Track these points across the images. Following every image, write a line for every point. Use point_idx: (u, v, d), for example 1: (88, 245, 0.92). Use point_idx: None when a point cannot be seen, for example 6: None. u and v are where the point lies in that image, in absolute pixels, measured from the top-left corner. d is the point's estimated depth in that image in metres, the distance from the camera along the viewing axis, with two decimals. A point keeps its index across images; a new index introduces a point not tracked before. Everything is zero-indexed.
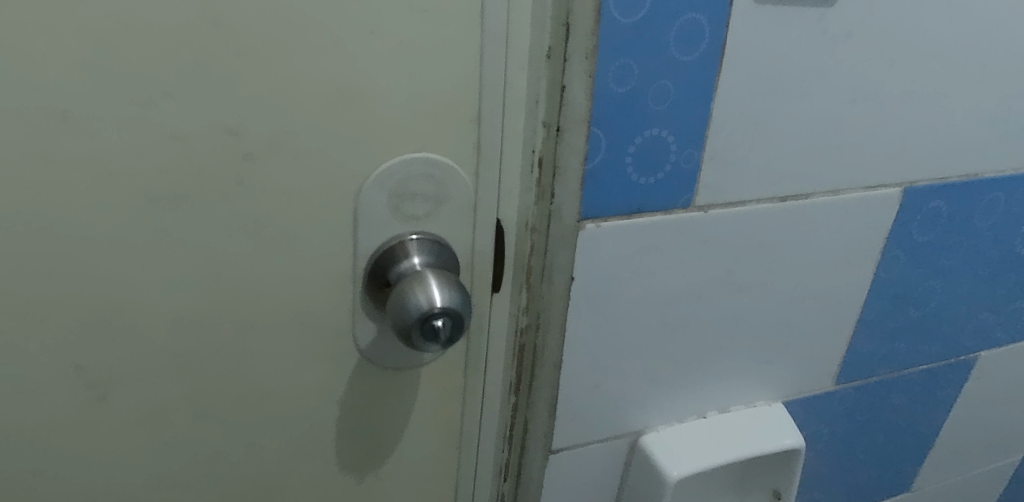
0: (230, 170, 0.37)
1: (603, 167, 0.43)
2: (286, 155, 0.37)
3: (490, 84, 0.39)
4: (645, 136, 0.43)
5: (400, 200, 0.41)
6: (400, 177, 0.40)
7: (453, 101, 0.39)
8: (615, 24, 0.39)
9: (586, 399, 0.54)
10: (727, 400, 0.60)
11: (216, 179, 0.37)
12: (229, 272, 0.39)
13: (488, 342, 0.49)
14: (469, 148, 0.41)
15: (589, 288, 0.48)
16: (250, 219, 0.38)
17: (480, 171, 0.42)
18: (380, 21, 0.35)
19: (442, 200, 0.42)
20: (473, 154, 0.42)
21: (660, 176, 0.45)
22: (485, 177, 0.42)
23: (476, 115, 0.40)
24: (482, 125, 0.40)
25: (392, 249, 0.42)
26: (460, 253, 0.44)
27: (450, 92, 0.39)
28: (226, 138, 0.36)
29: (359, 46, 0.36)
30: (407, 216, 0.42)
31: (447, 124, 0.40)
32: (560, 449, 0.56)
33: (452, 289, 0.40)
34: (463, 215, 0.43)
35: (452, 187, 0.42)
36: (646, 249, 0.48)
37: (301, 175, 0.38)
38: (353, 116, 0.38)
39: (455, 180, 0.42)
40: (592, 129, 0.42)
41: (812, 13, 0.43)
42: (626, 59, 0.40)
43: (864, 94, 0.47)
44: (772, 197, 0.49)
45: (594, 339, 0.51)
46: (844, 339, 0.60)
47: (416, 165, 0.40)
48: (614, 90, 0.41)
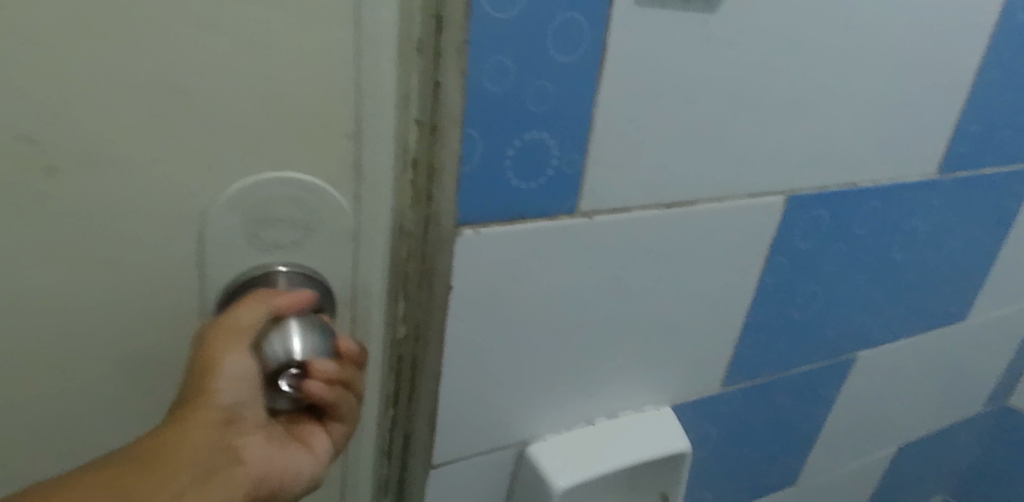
0: (32, 186, 0.32)
1: (480, 169, 0.40)
2: (115, 170, 0.33)
3: (368, 91, 0.37)
4: (525, 138, 0.40)
5: (256, 224, 0.37)
6: (259, 198, 0.37)
7: (316, 109, 0.36)
8: (488, 19, 0.36)
9: (468, 412, 0.51)
10: (615, 405, 0.59)
11: (27, 193, 0.32)
12: (40, 301, 0.35)
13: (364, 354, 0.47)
14: (346, 168, 0.39)
15: (470, 298, 0.45)
16: (75, 242, 0.34)
17: (356, 196, 0.40)
18: (224, 19, 0.32)
19: (312, 229, 0.39)
20: (350, 173, 0.39)
21: (541, 181, 0.43)
22: (361, 201, 0.40)
23: (352, 130, 0.38)
24: (360, 141, 0.38)
25: (256, 281, 0.39)
26: (332, 284, 0.42)
27: (312, 97, 0.36)
28: (23, 147, 0.31)
29: (200, 47, 0.32)
30: (270, 244, 0.39)
31: (315, 139, 0.37)
32: (442, 463, 0.53)
33: (313, 333, 0.37)
34: (336, 240, 0.40)
35: (321, 211, 0.39)
36: (529, 256, 0.46)
37: (136, 190, 0.34)
38: (185, 126, 0.34)
39: (324, 203, 0.39)
40: (467, 129, 0.39)
41: (694, 19, 0.42)
42: (502, 56, 0.37)
43: (747, 102, 0.47)
44: (657, 204, 0.48)
45: (476, 351, 0.48)
46: (730, 343, 0.61)
47: (279, 189, 0.37)
48: (489, 90, 0.38)
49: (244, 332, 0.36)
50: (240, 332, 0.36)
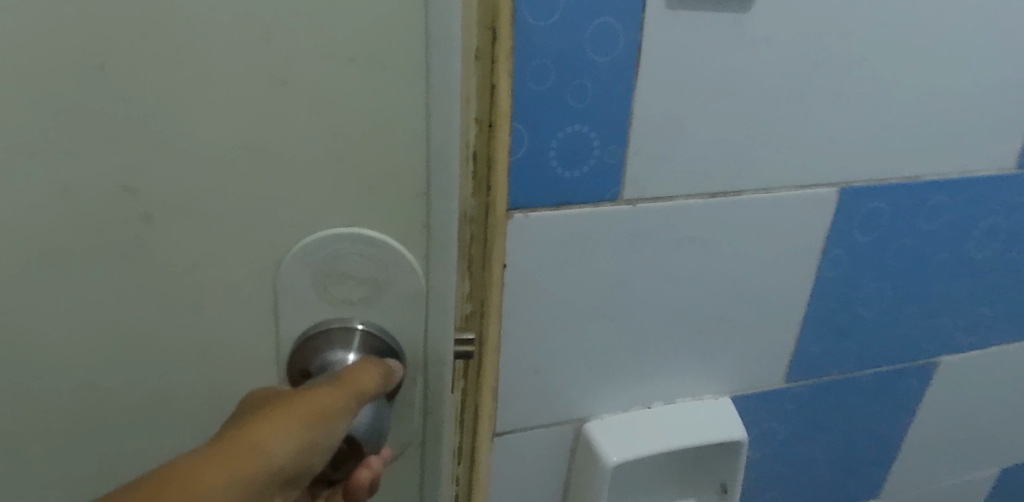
0: (131, 231, 0.34)
1: (526, 159, 0.46)
2: (192, 218, 0.35)
3: (441, 150, 0.35)
4: (567, 131, 0.46)
5: (328, 280, 0.37)
6: (329, 254, 0.37)
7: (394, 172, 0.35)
8: (529, 28, 0.42)
9: (526, 385, 0.56)
10: (671, 392, 0.62)
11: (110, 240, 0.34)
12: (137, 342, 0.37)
13: None
14: (417, 227, 0.37)
15: (521, 277, 0.51)
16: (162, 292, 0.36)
17: (430, 255, 0.38)
18: (291, 67, 0.32)
19: (381, 286, 0.38)
20: (421, 232, 0.37)
21: (584, 170, 0.47)
22: (436, 261, 0.38)
23: (424, 189, 0.36)
24: (431, 199, 0.36)
25: (330, 332, 0.39)
26: (408, 347, 0.40)
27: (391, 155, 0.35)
28: (122, 194, 0.33)
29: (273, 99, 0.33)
30: (343, 299, 0.39)
31: (387, 196, 0.36)
32: (505, 433, 0.58)
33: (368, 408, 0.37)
34: (409, 302, 0.39)
35: (393, 272, 0.38)
36: (576, 240, 0.50)
37: (211, 237, 0.35)
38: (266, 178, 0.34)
39: (397, 264, 0.37)
40: (515, 124, 0.44)
41: (727, 18, 0.45)
42: (541, 59, 0.43)
43: (789, 95, 0.49)
44: (701, 193, 0.51)
45: (530, 328, 0.53)
46: (790, 338, 0.62)
47: (349, 245, 0.37)
48: (533, 89, 0.43)
49: (330, 408, 0.35)
50: (321, 410, 0.35)
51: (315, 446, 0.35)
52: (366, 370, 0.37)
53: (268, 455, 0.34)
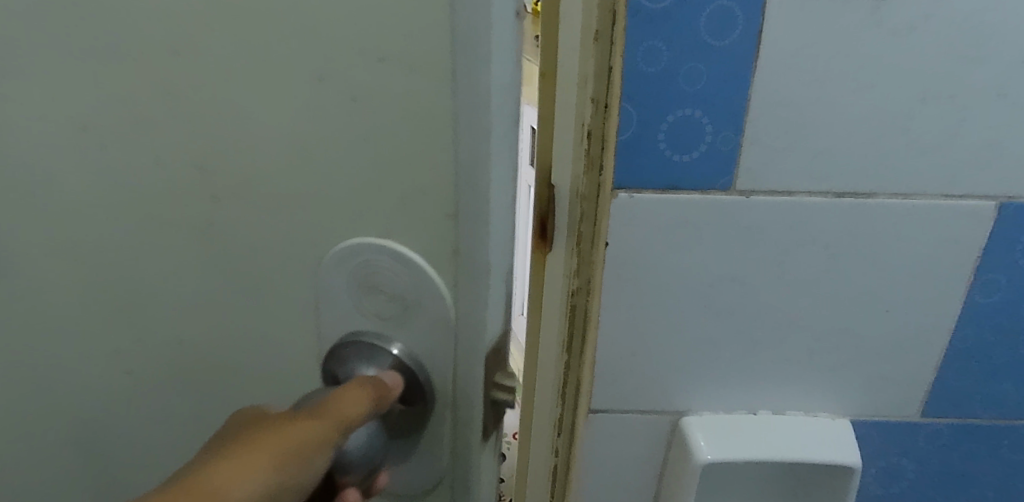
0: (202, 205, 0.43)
1: (634, 139, 0.47)
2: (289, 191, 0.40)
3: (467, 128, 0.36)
4: (678, 114, 0.46)
5: (367, 290, 0.43)
6: (365, 265, 0.42)
7: (427, 171, 0.38)
8: (643, 10, 0.43)
9: (623, 366, 0.57)
10: (783, 402, 0.59)
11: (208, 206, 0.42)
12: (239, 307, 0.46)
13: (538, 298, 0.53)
14: (447, 246, 0.39)
15: (624, 256, 0.52)
16: (144, 238, 0.46)
17: (458, 281, 0.40)
18: (332, 66, 0.36)
19: (410, 304, 0.42)
20: (450, 246, 0.39)
21: (694, 155, 0.48)
22: (463, 284, 0.40)
23: (453, 210, 0.38)
24: (459, 221, 0.38)
25: (369, 342, 0.44)
26: (433, 365, 0.44)
27: (427, 159, 0.37)
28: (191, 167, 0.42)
29: (305, 79, 0.37)
30: (377, 311, 0.44)
31: (416, 206, 0.39)
32: (600, 410, 0.60)
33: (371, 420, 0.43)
34: (435, 327, 0.42)
35: (427, 295, 0.41)
36: (682, 226, 0.50)
37: (295, 210, 0.41)
38: (324, 168, 0.39)
39: (425, 288, 0.41)
40: (624, 104, 0.46)
41: (862, 6, 0.43)
42: (653, 41, 0.44)
43: (935, 92, 0.45)
44: (824, 191, 0.49)
45: (631, 310, 0.54)
46: (929, 366, 0.56)
47: (378, 256, 0.41)
48: (644, 70, 0.45)
49: (323, 429, 0.41)
50: (303, 441, 0.41)
51: (305, 471, 0.42)
52: (351, 398, 0.42)
53: (231, 490, 0.40)
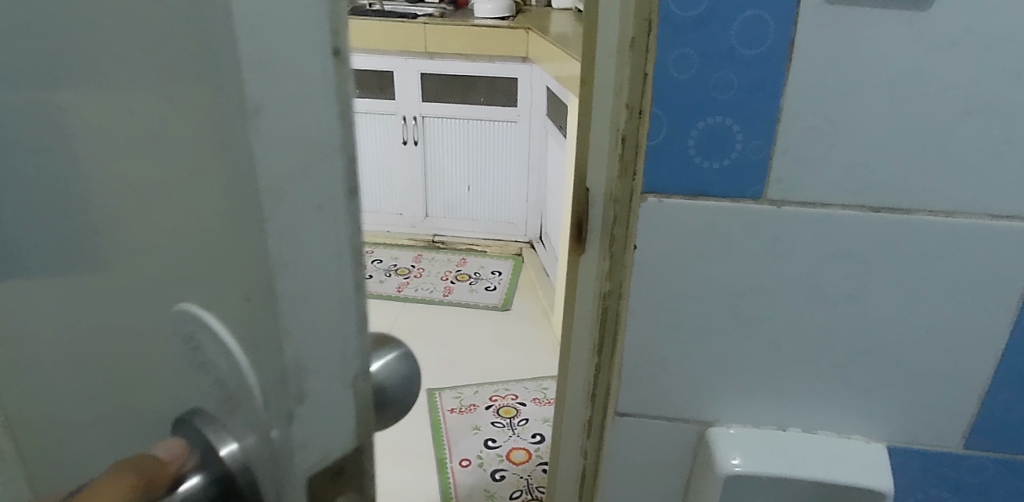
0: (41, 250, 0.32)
1: (664, 144, 0.48)
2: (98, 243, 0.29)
3: (253, 237, 0.20)
4: (707, 121, 0.47)
5: (189, 364, 0.27)
6: (183, 331, 0.26)
7: (223, 230, 0.22)
8: (674, 18, 0.44)
9: (650, 373, 0.57)
10: (814, 420, 0.57)
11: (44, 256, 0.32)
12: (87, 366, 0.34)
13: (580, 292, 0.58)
14: (248, 342, 0.23)
15: (652, 262, 0.52)
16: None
17: (265, 391, 0.23)
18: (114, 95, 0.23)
19: (225, 404, 0.26)
20: (253, 348, 0.23)
21: (724, 162, 0.48)
22: (273, 406, 0.23)
23: (250, 297, 0.22)
24: (259, 314, 0.22)
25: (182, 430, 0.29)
26: (248, 494, 0.27)
27: (213, 219, 0.22)
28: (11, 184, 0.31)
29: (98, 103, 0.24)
30: (201, 405, 0.28)
31: (225, 287, 0.23)
32: (626, 414, 0.60)
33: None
34: (248, 438, 0.25)
35: (236, 402, 0.25)
36: (711, 232, 0.51)
37: (118, 260, 0.28)
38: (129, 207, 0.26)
39: (230, 379, 0.25)
40: (654, 110, 0.47)
41: (900, 18, 0.43)
42: (685, 48, 0.45)
43: (977, 107, 0.45)
44: (859, 204, 0.48)
45: (656, 314, 0.54)
46: (972, 394, 0.54)
47: (199, 330, 0.25)
48: (675, 78, 0.46)
49: None
50: None
51: None
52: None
53: None
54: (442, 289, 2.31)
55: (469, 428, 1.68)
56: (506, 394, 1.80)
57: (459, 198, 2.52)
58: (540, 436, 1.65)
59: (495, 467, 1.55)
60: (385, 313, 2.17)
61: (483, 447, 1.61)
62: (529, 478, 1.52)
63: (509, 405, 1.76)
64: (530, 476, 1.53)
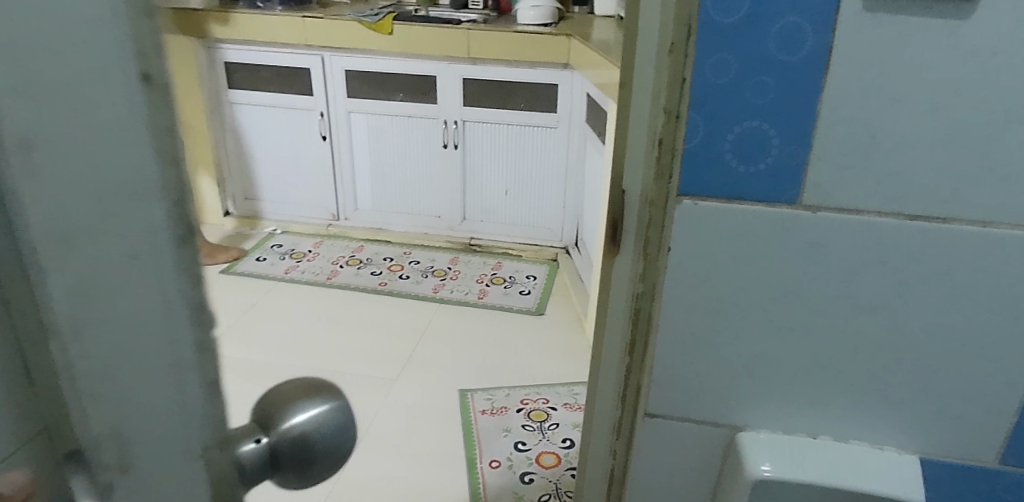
0: None
1: (700, 148, 0.49)
2: None
3: None
4: (744, 126, 0.48)
5: None
6: None
7: None
8: (714, 24, 0.45)
9: (681, 375, 0.58)
10: (845, 428, 0.57)
11: None
12: None
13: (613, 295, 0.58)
14: None
15: (686, 264, 0.53)
16: None
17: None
18: None
19: None
20: None
21: (760, 166, 0.49)
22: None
23: None
24: None
25: None
26: None
27: None
28: None
29: None
30: None
31: None
32: (656, 416, 0.60)
33: None
34: None
35: None
36: (745, 237, 0.51)
37: None
38: None
39: None
40: (691, 114, 0.48)
41: (940, 27, 0.43)
42: (724, 53, 0.46)
43: (1017, 117, 0.45)
44: (895, 212, 0.48)
45: (688, 317, 0.55)
46: (1009, 407, 0.53)
47: None
48: (713, 82, 0.47)
49: None
50: None
51: None
52: None
53: None
54: (477, 291, 2.34)
55: (501, 430, 1.69)
56: (537, 398, 1.81)
57: (495, 202, 2.54)
58: (571, 441, 1.65)
59: (525, 470, 1.56)
60: (421, 313, 2.20)
61: (514, 450, 1.62)
62: (558, 482, 1.53)
63: (540, 409, 1.77)
64: (560, 480, 1.53)
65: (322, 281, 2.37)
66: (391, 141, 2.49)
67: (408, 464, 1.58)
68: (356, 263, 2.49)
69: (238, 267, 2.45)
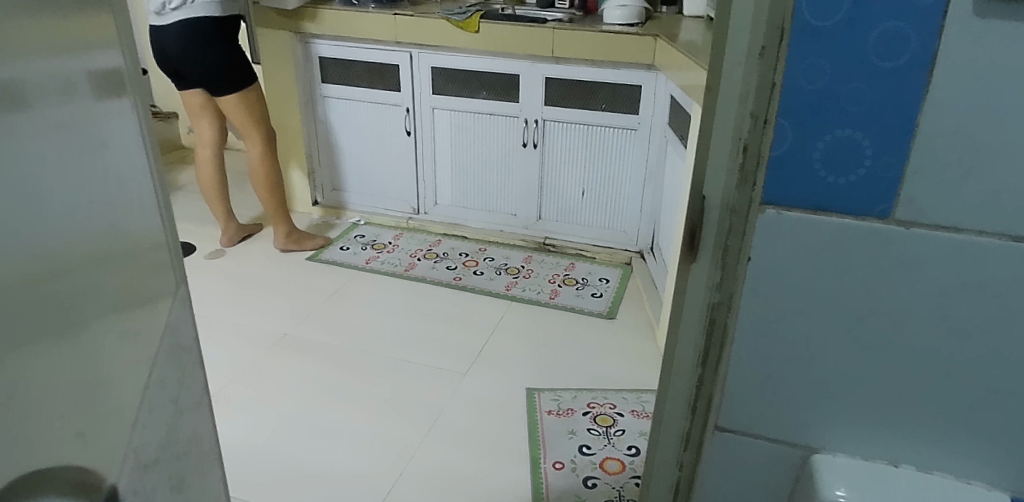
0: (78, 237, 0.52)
1: (787, 156, 0.47)
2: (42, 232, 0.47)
3: None
4: (835, 135, 0.46)
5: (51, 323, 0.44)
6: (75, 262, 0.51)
7: None
8: (808, 27, 0.43)
9: (753, 390, 0.56)
10: (930, 458, 0.53)
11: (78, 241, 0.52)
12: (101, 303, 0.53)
13: (689, 303, 0.57)
14: None
15: (766, 275, 0.51)
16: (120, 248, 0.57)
17: None
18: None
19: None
20: None
21: (851, 178, 0.47)
22: None
23: None
24: None
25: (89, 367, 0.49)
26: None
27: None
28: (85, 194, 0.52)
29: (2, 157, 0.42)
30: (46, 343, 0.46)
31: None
32: (727, 430, 0.58)
33: None
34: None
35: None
36: (831, 251, 0.49)
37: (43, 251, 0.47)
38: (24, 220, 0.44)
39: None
40: (779, 120, 0.46)
41: None
42: (817, 58, 0.44)
43: None
44: (998, 232, 0.45)
45: (764, 330, 0.53)
46: None
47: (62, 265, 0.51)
48: (805, 88, 0.45)
49: None
50: None
51: None
52: None
53: None
54: (549, 291, 2.34)
55: (566, 432, 1.68)
56: (604, 403, 1.79)
57: (571, 203, 2.53)
58: (636, 450, 1.63)
59: (587, 474, 1.55)
60: (493, 310, 2.22)
61: (578, 453, 1.62)
62: (621, 489, 1.51)
63: (606, 414, 1.75)
64: (623, 487, 1.51)
65: (399, 273, 2.43)
66: (472, 138, 2.52)
67: (472, 458, 1.60)
68: (432, 257, 2.54)
69: (323, 254, 2.55)
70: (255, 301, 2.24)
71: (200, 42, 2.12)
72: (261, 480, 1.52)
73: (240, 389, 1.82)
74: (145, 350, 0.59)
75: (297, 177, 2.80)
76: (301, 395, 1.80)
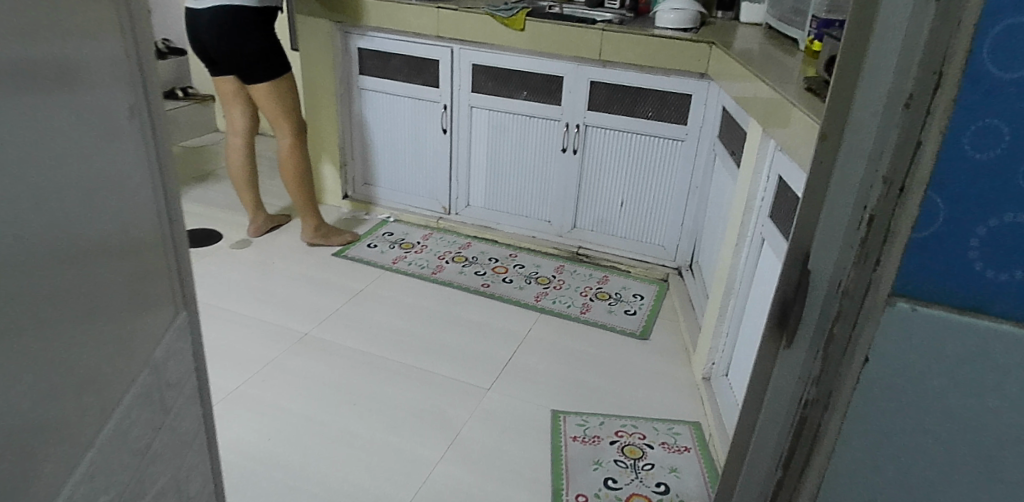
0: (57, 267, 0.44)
1: (944, 228, 0.45)
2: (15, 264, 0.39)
3: None
4: (1004, 213, 0.43)
5: None
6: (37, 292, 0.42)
7: None
8: (987, 76, 0.41)
9: (856, 474, 0.54)
10: None
11: (59, 269, 0.44)
12: (64, 344, 0.45)
13: (775, 391, 0.55)
14: None
15: (886, 359, 0.49)
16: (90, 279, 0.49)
17: None
18: None
19: None
20: None
21: (1016, 260, 0.44)
22: None
23: None
24: None
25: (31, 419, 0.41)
26: None
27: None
28: (54, 214, 0.44)
29: None
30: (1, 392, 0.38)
31: None
32: None
33: None
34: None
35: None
36: (972, 332, 0.46)
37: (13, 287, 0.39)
38: None
39: None
40: (931, 192, 0.44)
41: None
42: (989, 120, 0.42)
43: None
44: None
45: (877, 418, 0.51)
46: None
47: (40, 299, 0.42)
48: (972, 155, 0.43)
49: None
50: None
51: None
52: None
53: None
54: (580, 305, 2.23)
55: (591, 462, 1.58)
56: (633, 432, 1.68)
57: (609, 213, 2.42)
58: (664, 487, 1.52)
59: None
60: (520, 322, 2.13)
61: (603, 486, 1.51)
62: None
63: (635, 445, 1.64)
64: None
65: (426, 275, 2.35)
66: (510, 141, 2.43)
67: (488, 483, 1.51)
68: (460, 260, 2.45)
69: (349, 251, 2.48)
70: (276, 296, 2.17)
71: (235, 26, 2.05)
72: (267, 491, 1.44)
73: (253, 389, 1.75)
74: (98, 411, 0.51)
75: (329, 172, 2.75)
76: (316, 401, 1.73)
